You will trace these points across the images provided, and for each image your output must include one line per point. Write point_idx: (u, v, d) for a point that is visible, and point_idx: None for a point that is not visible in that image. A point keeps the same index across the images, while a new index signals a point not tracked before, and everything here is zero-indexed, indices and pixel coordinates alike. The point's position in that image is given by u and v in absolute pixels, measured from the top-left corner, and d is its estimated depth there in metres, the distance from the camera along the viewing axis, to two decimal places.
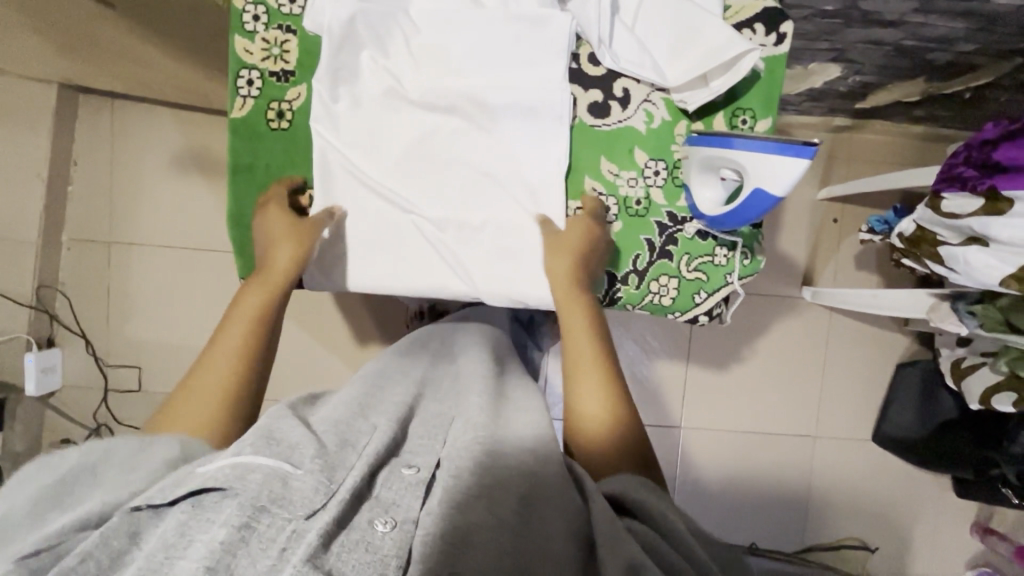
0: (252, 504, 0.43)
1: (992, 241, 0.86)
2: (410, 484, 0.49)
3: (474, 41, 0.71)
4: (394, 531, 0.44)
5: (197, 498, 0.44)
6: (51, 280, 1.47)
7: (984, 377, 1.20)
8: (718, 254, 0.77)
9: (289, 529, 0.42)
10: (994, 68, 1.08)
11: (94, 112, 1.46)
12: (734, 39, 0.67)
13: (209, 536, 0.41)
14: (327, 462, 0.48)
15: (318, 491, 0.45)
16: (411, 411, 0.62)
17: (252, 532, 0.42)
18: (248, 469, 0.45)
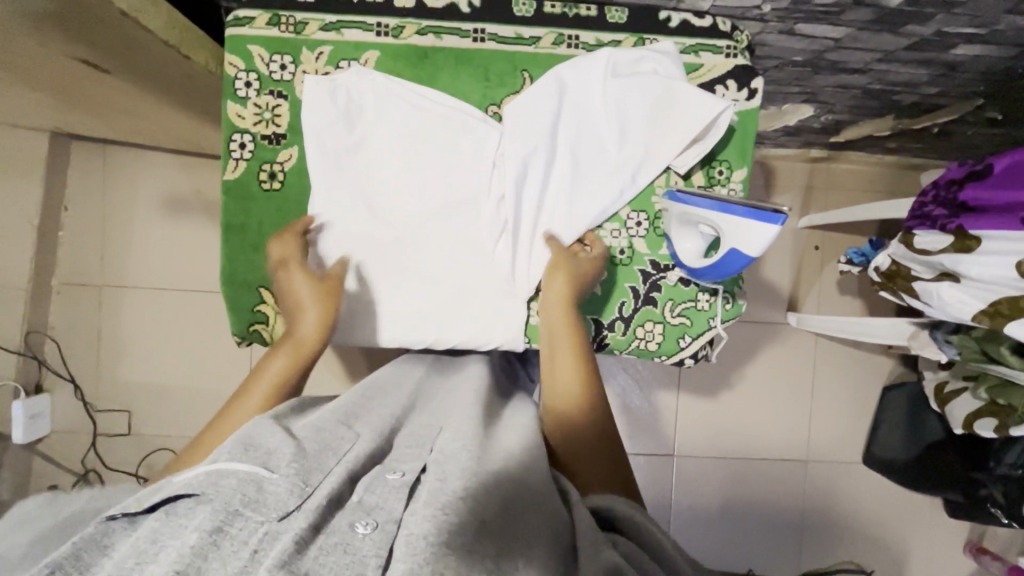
0: (226, 507, 0.39)
1: (963, 277, 0.90)
2: (393, 489, 0.46)
3: (445, 128, 0.75)
4: (375, 534, 0.40)
5: (170, 506, 0.40)
6: (41, 325, 1.47)
7: (966, 402, 1.22)
8: (700, 299, 0.79)
9: (262, 532, 0.38)
10: (958, 107, 1.13)
11: (85, 158, 1.48)
12: (708, 104, 0.71)
13: (179, 541, 0.37)
14: (304, 466, 0.45)
15: (294, 493, 0.42)
16: (398, 423, 0.59)
17: (224, 538, 0.37)
18: (220, 474, 0.41)
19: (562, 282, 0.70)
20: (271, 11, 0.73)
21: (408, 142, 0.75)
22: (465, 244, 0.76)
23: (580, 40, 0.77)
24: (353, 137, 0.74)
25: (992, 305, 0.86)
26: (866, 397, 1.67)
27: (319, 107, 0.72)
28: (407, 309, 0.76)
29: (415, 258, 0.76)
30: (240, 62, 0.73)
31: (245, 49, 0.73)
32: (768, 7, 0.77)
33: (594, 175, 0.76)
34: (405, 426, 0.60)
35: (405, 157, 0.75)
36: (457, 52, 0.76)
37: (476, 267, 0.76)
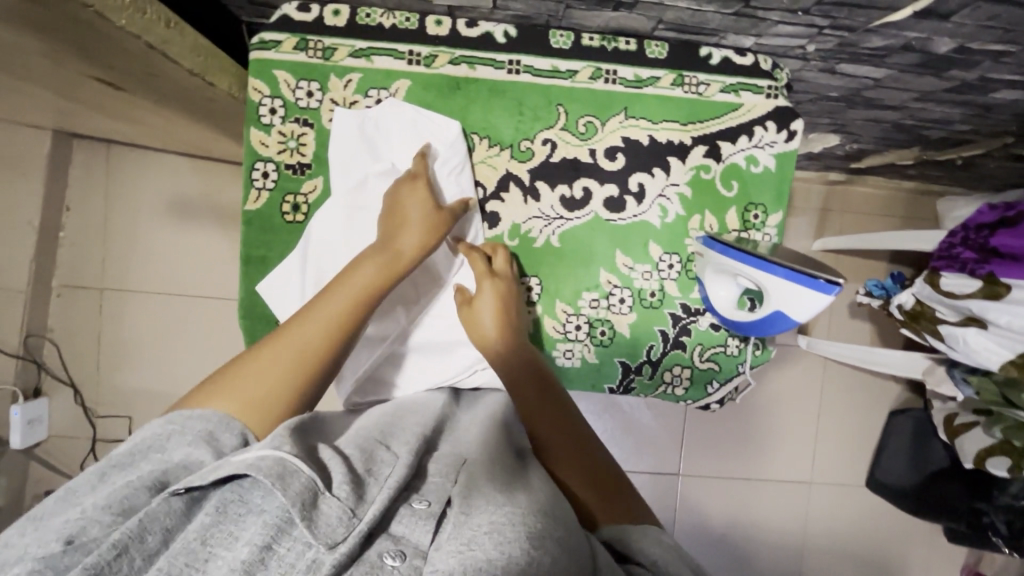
0: (279, 520, 0.37)
1: (990, 324, 0.88)
2: (421, 520, 0.41)
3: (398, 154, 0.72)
4: (405, 567, 0.37)
5: (224, 504, 0.38)
6: (40, 328, 1.44)
7: (977, 438, 1.21)
8: (730, 344, 0.77)
9: (309, 558, 0.35)
10: (986, 143, 1.11)
11: (88, 157, 1.44)
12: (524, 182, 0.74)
13: (231, 554, 0.35)
14: (358, 487, 0.41)
15: (341, 521, 0.37)
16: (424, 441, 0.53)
17: (273, 556, 0.35)
18: (286, 471, 0.38)
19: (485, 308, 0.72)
20: (299, 34, 0.70)
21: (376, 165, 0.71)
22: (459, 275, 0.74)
23: (618, 76, 0.74)
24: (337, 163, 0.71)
25: (1020, 356, 0.86)
26: (872, 421, 1.67)
27: (348, 143, 0.71)
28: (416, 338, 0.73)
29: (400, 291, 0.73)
30: (265, 88, 0.70)
31: (271, 75, 0.70)
32: (812, 47, 0.75)
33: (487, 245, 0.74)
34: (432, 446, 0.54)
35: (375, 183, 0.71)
36: (491, 84, 0.73)
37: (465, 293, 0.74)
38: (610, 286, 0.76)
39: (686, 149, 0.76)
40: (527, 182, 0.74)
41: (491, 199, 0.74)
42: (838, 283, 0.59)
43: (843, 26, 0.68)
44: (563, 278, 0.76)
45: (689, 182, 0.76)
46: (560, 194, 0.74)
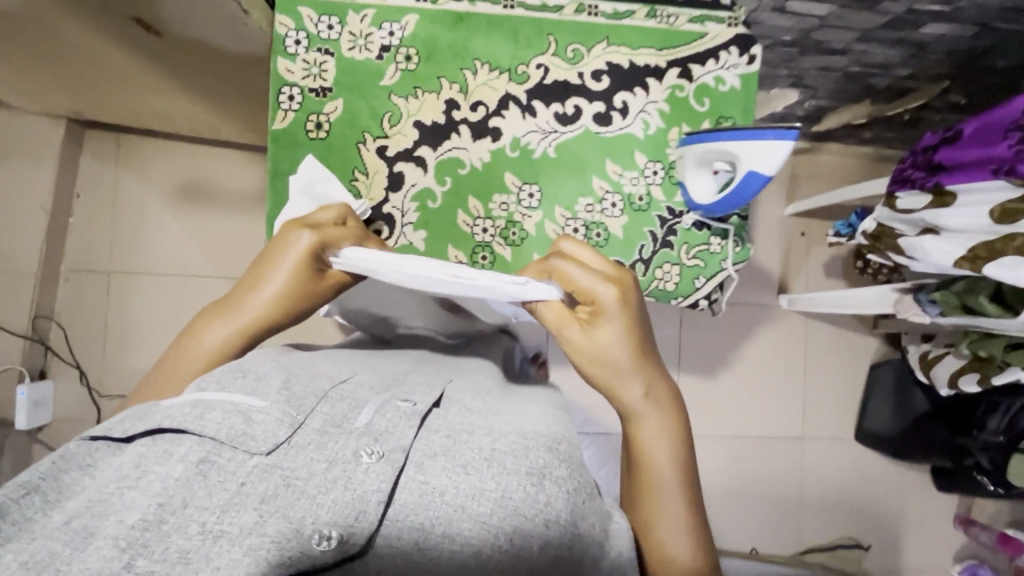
0: (214, 438, 0.40)
1: (943, 229, 0.99)
2: (405, 414, 0.48)
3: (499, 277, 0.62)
4: (379, 464, 0.42)
5: (157, 432, 0.41)
6: (48, 311, 1.47)
7: (950, 363, 1.30)
8: (713, 242, 0.86)
9: (251, 463, 0.39)
10: (927, 91, 1.25)
11: (100, 146, 1.51)
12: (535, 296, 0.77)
13: (166, 469, 0.38)
14: (293, 396, 0.47)
15: (282, 423, 0.43)
16: (406, 372, 0.63)
17: (211, 467, 0.38)
18: (206, 407, 0.43)
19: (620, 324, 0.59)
20: None
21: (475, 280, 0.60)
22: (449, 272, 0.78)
23: (600, 10, 0.85)
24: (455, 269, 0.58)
25: (971, 250, 0.95)
26: (855, 376, 1.75)
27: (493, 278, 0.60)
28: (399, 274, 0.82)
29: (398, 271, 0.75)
30: (290, 22, 0.79)
31: (295, 10, 0.79)
32: None
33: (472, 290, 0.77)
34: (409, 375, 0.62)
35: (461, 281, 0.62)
36: (489, 17, 0.83)
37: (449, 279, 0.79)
38: (603, 191, 0.85)
39: (662, 71, 0.86)
40: (524, 102, 0.84)
41: (493, 115, 0.83)
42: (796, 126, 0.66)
43: None
44: (561, 185, 0.85)
45: (666, 100, 0.86)
46: (554, 111, 0.84)
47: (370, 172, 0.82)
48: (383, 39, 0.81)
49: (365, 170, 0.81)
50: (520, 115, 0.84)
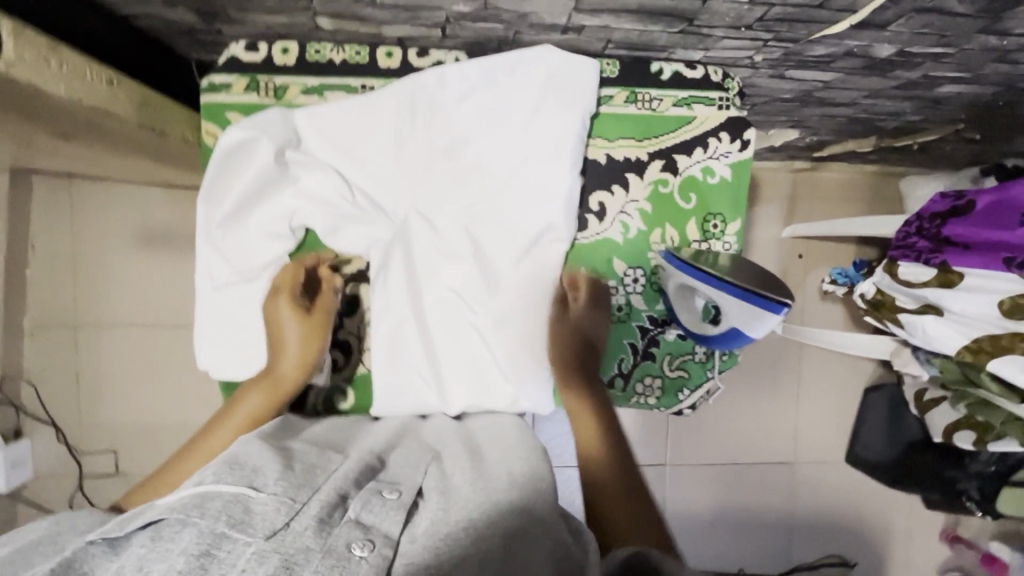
0: (212, 530, 0.44)
1: (947, 311, 0.92)
2: (390, 507, 0.50)
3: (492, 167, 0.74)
4: (371, 555, 0.44)
5: (155, 529, 0.45)
6: (14, 370, 1.41)
7: (946, 413, 1.26)
8: (698, 351, 0.80)
9: (249, 552, 0.42)
10: (939, 129, 1.14)
11: (49, 195, 1.38)
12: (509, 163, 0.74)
13: (165, 564, 0.41)
14: (293, 484, 0.50)
15: (280, 511, 0.47)
16: (390, 444, 0.64)
17: (212, 559, 0.42)
18: (207, 497, 0.46)
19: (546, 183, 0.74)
20: (249, 75, 0.73)
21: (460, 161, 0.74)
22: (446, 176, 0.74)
23: None
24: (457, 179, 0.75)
25: (974, 340, 0.89)
26: (849, 398, 1.72)
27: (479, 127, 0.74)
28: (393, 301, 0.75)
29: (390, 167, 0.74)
30: (217, 130, 0.74)
31: (224, 117, 0.74)
32: (759, 58, 0.76)
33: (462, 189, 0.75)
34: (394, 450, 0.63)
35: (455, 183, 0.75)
36: None
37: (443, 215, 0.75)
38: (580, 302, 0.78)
39: (643, 165, 0.77)
40: None
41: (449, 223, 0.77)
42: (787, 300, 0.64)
43: (785, 39, 0.70)
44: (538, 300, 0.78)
45: (648, 197, 0.77)
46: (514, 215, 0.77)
47: None
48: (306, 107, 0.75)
49: None
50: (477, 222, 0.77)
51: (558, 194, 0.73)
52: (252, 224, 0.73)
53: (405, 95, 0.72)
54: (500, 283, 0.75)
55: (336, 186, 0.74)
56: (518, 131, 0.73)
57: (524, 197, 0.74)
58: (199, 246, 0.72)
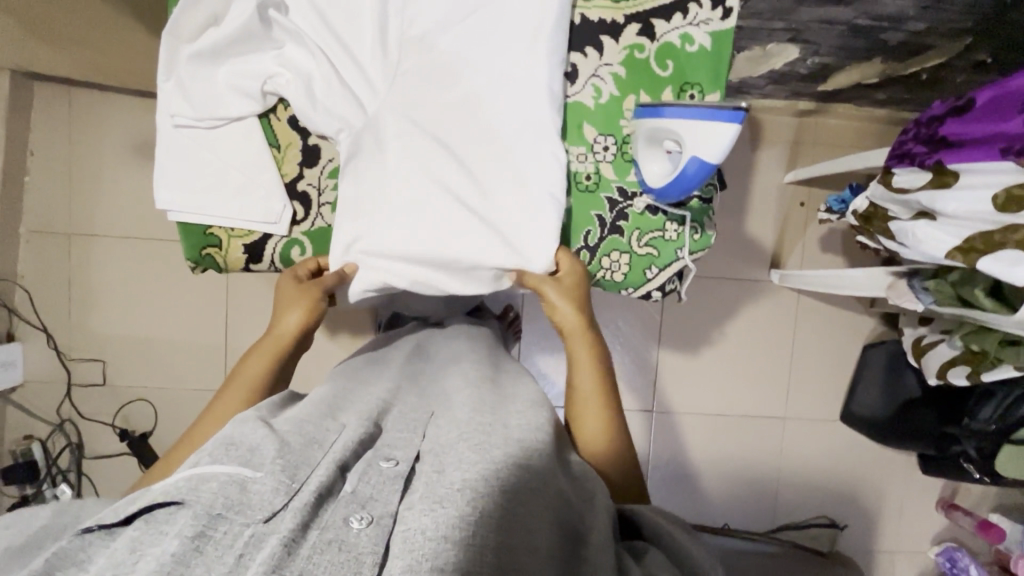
0: (207, 512, 0.39)
1: (939, 216, 0.88)
2: (388, 479, 0.47)
3: (470, 50, 0.74)
4: (371, 528, 0.42)
5: (152, 514, 0.41)
6: (10, 273, 1.43)
7: (941, 352, 1.21)
8: (668, 229, 0.78)
9: (246, 533, 0.39)
10: (946, 48, 1.09)
11: (51, 99, 1.42)
12: (489, 45, 0.73)
13: (160, 548, 0.37)
14: (290, 462, 0.45)
15: (278, 491, 0.42)
16: (386, 405, 0.62)
17: (207, 541, 0.38)
18: (203, 480, 0.42)
19: (521, 64, 0.73)
20: None
21: (437, 44, 0.74)
22: (422, 59, 0.74)
23: None
24: (431, 61, 0.74)
25: (966, 241, 0.85)
26: (846, 357, 1.67)
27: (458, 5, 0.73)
28: (365, 175, 0.74)
29: (364, 42, 0.73)
30: None
31: None
32: None
33: (437, 73, 0.74)
34: (394, 407, 0.62)
35: (429, 66, 0.74)
36: None
37: (419, 98, 0.74)
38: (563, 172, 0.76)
39: (620, 28, 0.75)
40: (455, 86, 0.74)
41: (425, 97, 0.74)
42: (740, 107, 0.61)
43: None
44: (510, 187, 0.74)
45: (623, 62, 0.75)
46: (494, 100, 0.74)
47: (282, 145, 0.76)
48: None
49: (277, 144, 0.76)
50: (455, 100, 0.74)
51: (540, 84, 0.72)
52: (226, 74, 0.73)
53: None
54: (472, 171, 0.74)
55: (308, 53, 0.73)
56: (497, 14, 0.73)
57: (501, 79, 0.73)
58: (161, 80, 0.72)
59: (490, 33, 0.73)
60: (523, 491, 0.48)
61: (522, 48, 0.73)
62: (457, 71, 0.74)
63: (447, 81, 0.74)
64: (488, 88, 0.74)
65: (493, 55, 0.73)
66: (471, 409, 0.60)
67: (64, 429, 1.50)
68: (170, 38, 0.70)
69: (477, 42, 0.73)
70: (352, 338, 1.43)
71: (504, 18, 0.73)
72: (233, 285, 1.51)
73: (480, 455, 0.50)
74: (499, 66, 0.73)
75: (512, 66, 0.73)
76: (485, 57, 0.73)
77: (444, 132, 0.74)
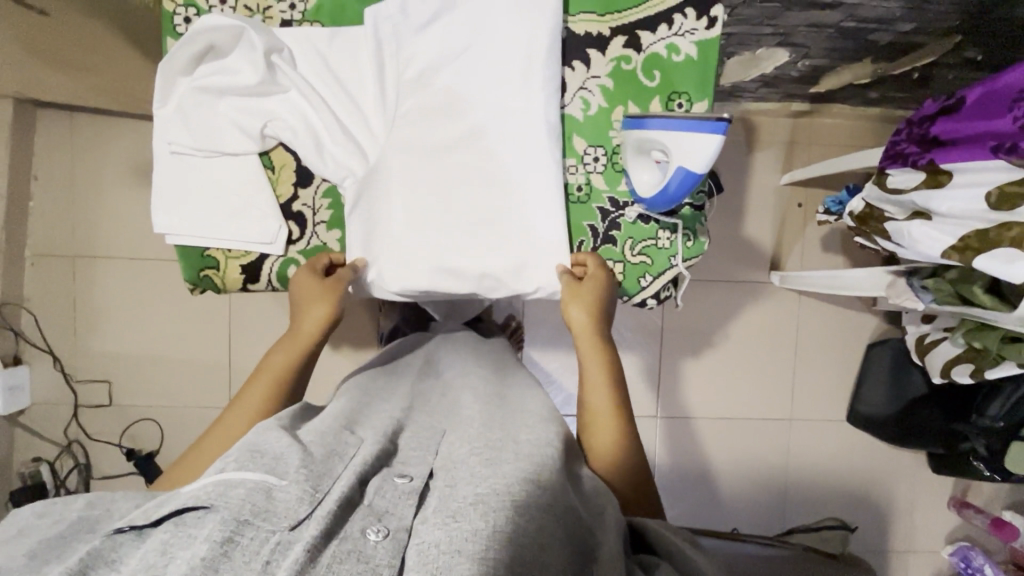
0: (235, 517, 0.40)
1: (934, 214, 0.88)
2: (403, 493, 0.48)
3: (468, 86, 0.74)
4: (388, 541, 0.42)
5: (179, 517, 0.41)
6: (16, 298, 1.45)
7: (946, 350, 1.20)
8: (661, 237, 0.78)
9: (274, 541, 0.39)
10: (935, 47, 1.10)
11: (53, 125, 1.44)
12: (485, 80, 0.74)
13: (190, 552, 0.37)
14: (314, 472, 0.46)
15: (303, 500, 0.43)
16: (400, 422, 0.63)
17: (235, 547, 0.38)
18: (231, 484, 0.42)
19: (519, 99, 0.73)
20: None
21: (435, 82, 0.74)
22: (421, 101, 0.74)
23: None
24: (430, 102, 0.74)
25: (961, 239, 0.85)
26: (851, 357, 1.66)
27: (452, 37, 0.72)
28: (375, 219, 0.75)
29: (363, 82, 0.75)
30: None
31: None
32: None
33: (436, 113, 0.74)
34: (409, 426, 0.63)
35: (427, 106, 0.74)
36: None
37: (419, 138, 0.74)
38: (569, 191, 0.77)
39: (606, 41, 0.76)
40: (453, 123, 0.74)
41: (424, 136, 0.74)
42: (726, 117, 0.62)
43: None
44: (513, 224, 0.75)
45: (610, 74, 0.76)
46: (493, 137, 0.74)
47: (276, 166, 0.77)
48: (283, 13, 0.74)
49: (272, 166, 0.77)
50: (454, 140, 0.75)
51: (537, 119, 0.73)
52: (226, 108, 0.73)
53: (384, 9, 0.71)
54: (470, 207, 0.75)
55: (303, 97, 0.73)
56: (496, 47, 0.73)
57: (499, 115, 0.74)
58: (157, 107, 0.74)
59: (487, 67, 0.73)
60: (535, 503, 0.48)
61: (520, 83, 0.73)
62: (455, 109, 0.74)
63: (447, 118, 0.74)
64: (487, 125, 0.74)
65: (491, 89, 0.74)
66: (480, 425, 0.61)
67: (71, 450, 1.51)
68: (167, 70, 0.71)
69: (474, 77, 0.74)
70: (355, 352, 1.44)
71: (503, 53, 0.73)
72: (235, 303, 1.53)
73: (489, 468, 0.51)
74: (497, 102, 0.74)
75: (509, 101, 0.73)
76: (482, 92, 0.74)
77: (445, 173, 0.75)
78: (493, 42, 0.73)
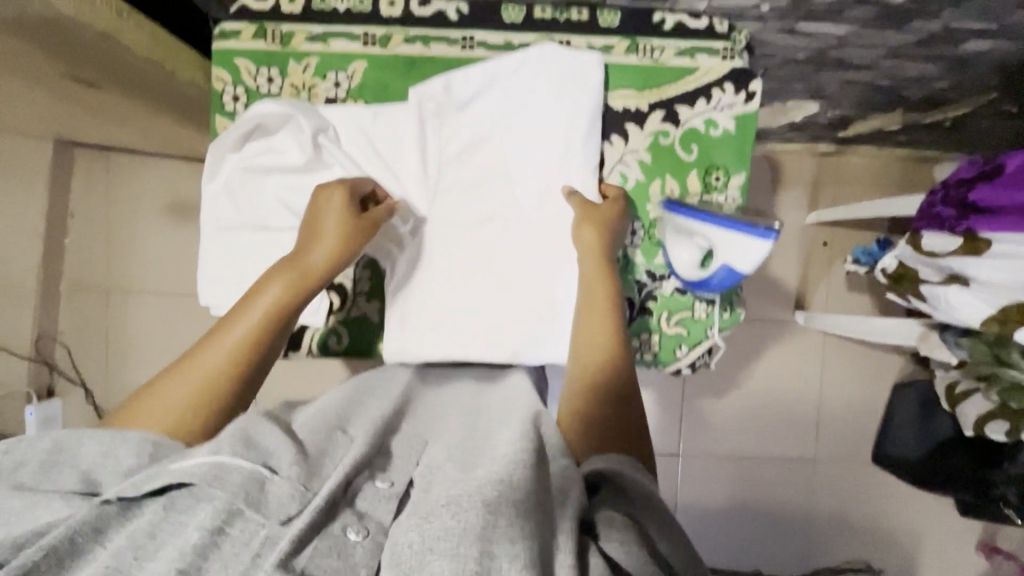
0: (228, 508, 0.39)
1: (973, 281, 0.87)
2: (384, 497, 0.44)
3: (507, 165, 0.76)
4: (368, 542, 0.40)
5: (172, 498, 0.41)
6: (51, 331, 1.50)
7: (977, 403, 1.18)
8: (697, 309, 0.78)
9: (262, 535, 0.39)
10: (970, 101, 1.09)
11: (89, 165, 1.48)
12: (525, 159, 0.75)
13: (181, 539, 0.38)
14: (305, 468, 0.43)
15: (293, 497, 0.41)
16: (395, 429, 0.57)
17: (224, 538, 0.38)
18: (226, 470, 0.41)
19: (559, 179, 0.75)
20: (258, 23, 0.78)
21: (476, 160, 0.76)
22: (463, 176, 0.76)
23: (573, 44, 0.76)
24: (471, 179, 0.76)
25: (1001, 310, 0.84)
26: (875, 397, 1.65)
27: (496, 117, 0.75)
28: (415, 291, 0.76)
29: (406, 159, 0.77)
30: (227, 76, 0.79)
31: (232, 61, 0.78)
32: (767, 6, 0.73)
33: (476, 189, 0.76)
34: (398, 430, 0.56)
35: (468, 182, 0.76)
36: (444, 61, 0.78)
37: (461, 213, 0.76)
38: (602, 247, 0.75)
39: (644, 115, 0.77)
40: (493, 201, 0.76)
41: (464, 212, 0.76)
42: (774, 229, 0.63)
43: None
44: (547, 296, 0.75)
45: (648, 148, 0.77)
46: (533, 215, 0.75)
47: None
48: (328, 91, 0.80)
49: None
50: (493, 216, 0.76)
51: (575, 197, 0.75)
52: (272, 185, 0.75)
53: (431, 89, 0.75)
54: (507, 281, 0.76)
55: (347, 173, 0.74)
56: (536, 125, 0.75)
57: (538, 192, 0.75)
58: (205, 184, 0.76)
59: (528, 145, 0.75)
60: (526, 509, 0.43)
61: (558, 163, 0.75)
62: (494, 185, 0.76)
63: (486, 193, 0.76)
64: (525, 201, 0.76)
65: (530, 168, 0.75)
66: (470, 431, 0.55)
67: None
68: (217, 149, 0.74)
69: (514, 156, 0.76)
70: None
71: (543, 131, 0.75)
72: None
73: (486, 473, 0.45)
74: (536, 180, 0.75)
75: (547, 179, 0.75)
76: (523, 171, 0.75)
77: (483, 245, 0.76)
78: (535, 120, 0.75)
